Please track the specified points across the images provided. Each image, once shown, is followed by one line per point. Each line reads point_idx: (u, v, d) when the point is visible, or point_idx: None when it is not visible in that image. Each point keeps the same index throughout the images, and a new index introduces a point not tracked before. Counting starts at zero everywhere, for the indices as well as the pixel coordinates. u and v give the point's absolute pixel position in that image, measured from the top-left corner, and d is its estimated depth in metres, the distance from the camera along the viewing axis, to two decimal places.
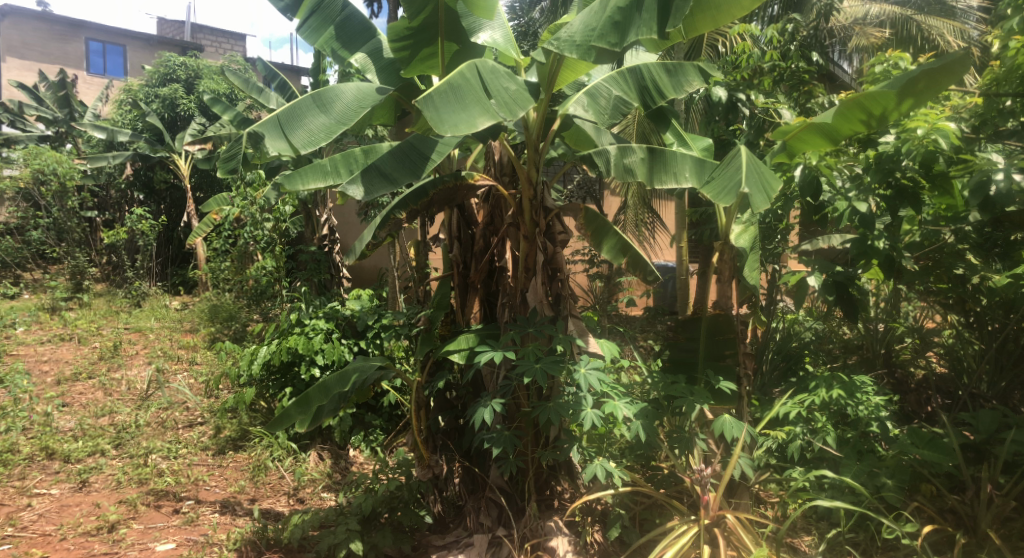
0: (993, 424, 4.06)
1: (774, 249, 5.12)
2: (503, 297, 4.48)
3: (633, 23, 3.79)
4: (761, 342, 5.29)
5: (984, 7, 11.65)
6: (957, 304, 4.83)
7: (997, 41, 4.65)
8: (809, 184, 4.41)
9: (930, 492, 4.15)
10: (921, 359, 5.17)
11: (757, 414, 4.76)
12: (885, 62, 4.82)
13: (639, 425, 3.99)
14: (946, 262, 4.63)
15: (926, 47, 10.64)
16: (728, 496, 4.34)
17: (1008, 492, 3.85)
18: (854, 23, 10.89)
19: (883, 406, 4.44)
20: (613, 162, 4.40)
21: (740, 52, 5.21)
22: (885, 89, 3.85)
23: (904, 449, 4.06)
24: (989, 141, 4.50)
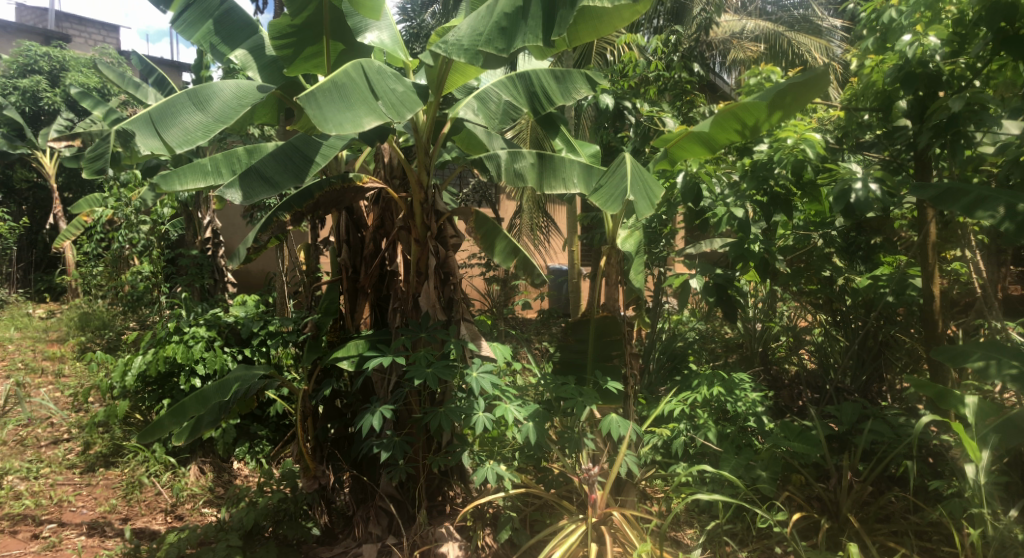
0: (854, 416, 4.37)
1: (660, 253, 5.31)
2: (395, 302, 4.41)
3: (519, 29, 3.82)
4: (648, 342, 5.46)
5: (847, 27, 12.70)
6: (827, 304, 5.25)
7: (855, 59, 5.03)
8: (691, 190, 4.59)
9: (801, 482, 4.39)
10: (794, 356, 5.49)
11: (644, 412, 4.91)
12: (758, 75, 5.11)
13: (529, 427, 4.03)
14: (816, 264, 5.01)
15: (797, 63, 11.49)
16: (615, 494, 4.44)
17: (866, 479, 4.12)
18: (732, 37, 11.55)
19: (759, 401, 4.68)
20: (504, 166, 4.42)
21: (627, 61, 5.33)
22: (755, 100, 4.05)
23: (777, 442, 4.30)
24: (850, 152, 4.84)
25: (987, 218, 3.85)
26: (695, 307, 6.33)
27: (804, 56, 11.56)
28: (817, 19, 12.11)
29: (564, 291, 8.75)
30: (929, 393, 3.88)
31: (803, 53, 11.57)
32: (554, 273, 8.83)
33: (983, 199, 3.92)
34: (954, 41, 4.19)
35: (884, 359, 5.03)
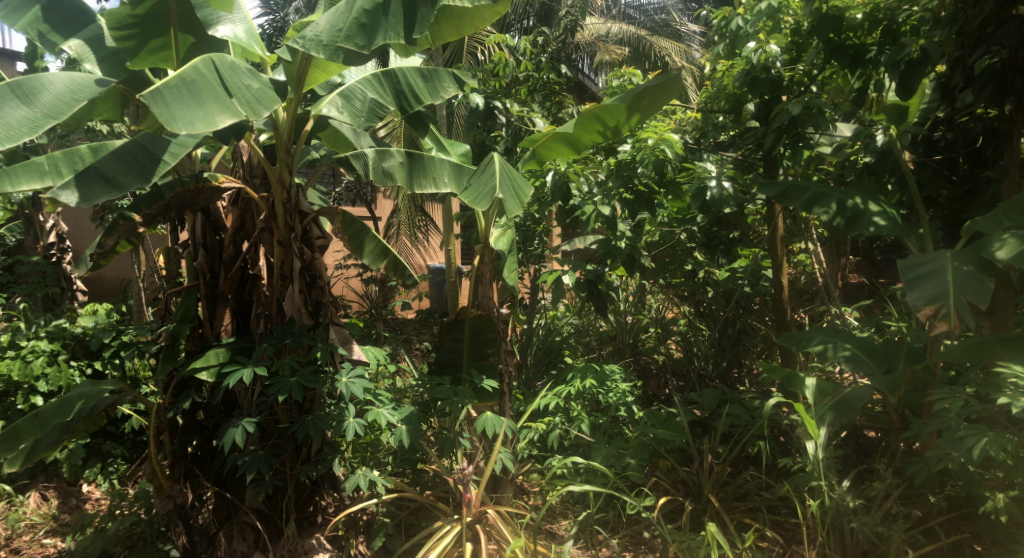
0: (714, 402, 4.63)
1: (535, 251, 5.40)
2: (258, 307, 4.25)
3: (380, 27, 3.74)
4: (524, 338, 5.51)
5: (704, 34, 13.53)
6: (691, 296, 5.60)
7: (708, 64, 5.34)
8: (560, 189, 4.74)
9: (667, 467, 4.58)
10: (662, 347, 5.71)
11: (521, 408, 4.89)
12: (621, 77, 5.32)
13: (402, 430, 3.97)
14: (679, 259, 5.25)
15: (658, 65, 12.16)
16: (491, 491, 4.46)
17: (725, 460, 4.36)
18: (597, 39, 11.94)
19: (629, 391, 4.85)
20: (371, 165, 4.31)
21: (497, 61, 5.27)
22: (616, 102, 4.17)
23: (644, 429, 4.47)
24: (708, 151, 5.15)
25: (822, 214, 4.16)
26: (569, 303, 6.48)
27: (664, 60, 12.35)
28: (676, 24, 12.89)
29: (442, 290, 8.70)
30: (778, 377, 4.17)
31: (663, 56, 12.27)
32: (432, 272, 8.77)
33: (818, 196, 4.22)
34: (793, 49, 4.60)
35: (742, 346, 5.30)
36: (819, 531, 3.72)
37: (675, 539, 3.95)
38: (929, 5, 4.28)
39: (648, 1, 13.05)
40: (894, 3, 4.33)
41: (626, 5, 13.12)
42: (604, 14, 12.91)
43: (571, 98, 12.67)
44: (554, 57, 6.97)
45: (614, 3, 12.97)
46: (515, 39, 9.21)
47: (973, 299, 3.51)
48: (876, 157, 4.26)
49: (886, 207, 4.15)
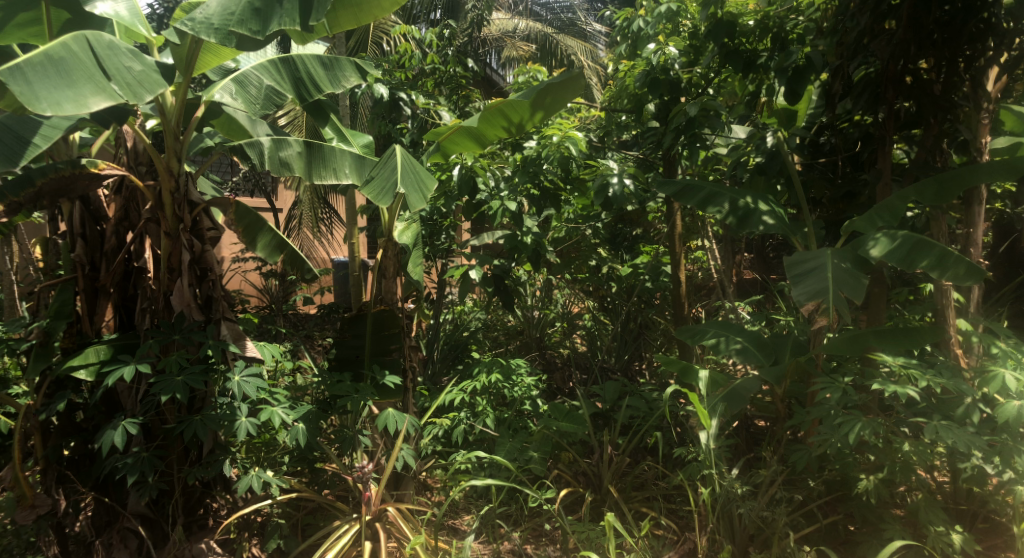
0: (614, 394, 4.75)
1: (442, 246, 5.32)
2: (144, 302, 4.00)
3: (275, 12, 3.58)
4: (430, 332, 5.37)
5: (610, 35, 13.85)
6: (596, 291, 5.72)
7: (611, 64, 5.45)
8: (467, 184, 4.68)
9: (569, 459, 4.64)
10: (567, 341, 5.77)
11: (424, 404, 4.82)
12: (526, 74, 5.37)
13: (299, 429, 3.83)
14: (583, 255, 5.46)
15: (564, 63, 12.34)
16: (392, 488, 4.39)
17: (624, 451, 4.46)
18: (505, 35, 11.98)
19: (534, 385, 4.89)
20: (267, 154, 4.14)
21: (402, 53, 5.19)
22: (519, 98, 4.17)
23: (547, 423, 4.52)
24: (612, 150, 5.29)
25: (715, 213, 4.32)
26: (475, 299, 6.43)
27: (571, 58, 12.55)
28: (583, 24, 13.19)
29: (347, 286, 8.48)
30: (674, 369, 4.31)
31: (570, 55, 12.45)
32: (337, 266, 8.55)
33: (712, 195, 4.37)
34: (691, 52, 4.77)
35: (643, 340, 5.44)
36: (710, 518, 3.86)
37: (575, 530, 4.00)
38: (813, 15, 4.53)
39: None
40: (782, 12, 4.56)
41: (533, 2, 13.26)
42: (511, 10, 12.96)
43: (479, 92, 12.67)
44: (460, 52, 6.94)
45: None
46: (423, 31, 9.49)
47: (849, 294, 3.72)
48: (766, 158, 4.45)
49: (774, 207, 4.35)
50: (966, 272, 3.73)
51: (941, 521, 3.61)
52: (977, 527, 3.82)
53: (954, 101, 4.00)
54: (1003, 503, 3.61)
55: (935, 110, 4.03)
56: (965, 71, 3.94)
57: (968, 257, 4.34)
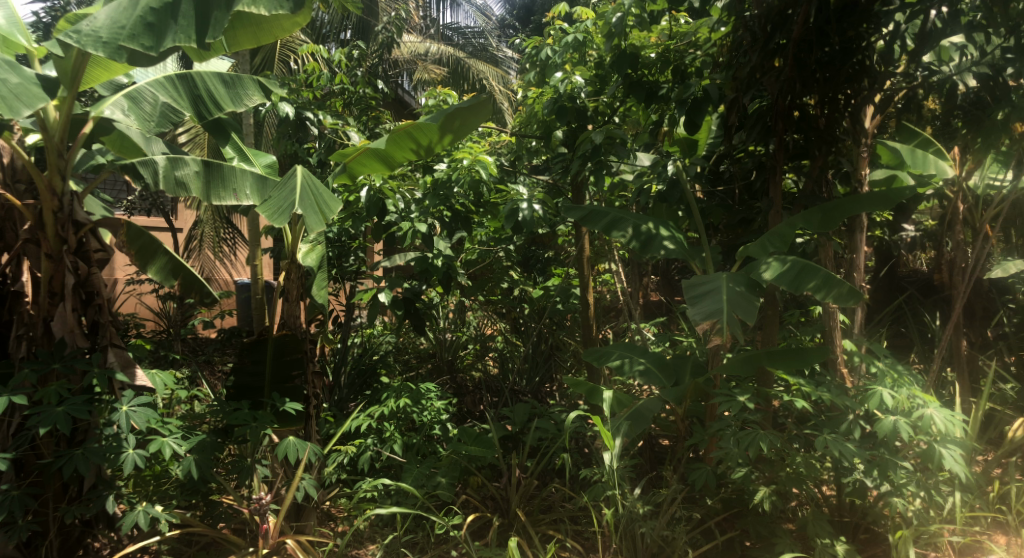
0: (524, 416, 4.77)
1: (351, 268, 5.22)
2: (21, 328, 3.73)
3: (169, 28, 3.45)
4: (337, 356, 5.22)
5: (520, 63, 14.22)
6: (508, 313, 5.74)
7: (521, 90, 5.54)
8: (375, 205, 4.58)
9: (477, 483, 4.60)
10: (480, 363, 5.66)
11: (329, 430, 4.69)
12: (436, 97, 5.35)
13: (191, 460, 3.66)
14: (496, 277, 5.45)
15: (475, 87, 12.53)
16: (293, 518, 4.24)
17: (531, 474, 4.47)
18: (416, 57, 12.08)
19: (445, 409, 4.84)
20: (162, 174, 3.97)
21: (310, 72, 5.13)
22: (427, 122, 4.18)
23: (456, 448, 4.47)
24: (523, 175, 5.34)
25: (620, 238, 4.42)
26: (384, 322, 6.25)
27: (482, 82, 12.76)
28: (495, 51, 13.54)
29: (251, 308, 8.16)
30: (581, 391, 4.37)
31: (481, 79, 12.68)
32: (241, 288, 8.24)
33: (617, 220, 4.48)
34: (595, 82, 4.89)
35: (553, 361, 5.48)
36: (613, 539, 3.91)
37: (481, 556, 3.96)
38: (710, 50, 4.74)
39: (467, 24, 13.53)
40: (681, 46, 4.76)
41: (445, 25, 13.48)
42: (423, 32, 13.02)
43: (392, 112, 12.66)
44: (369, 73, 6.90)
45: (432, 22, 13.09)
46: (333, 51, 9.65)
47: (743, 316, 3.88)
48: (666, 186, 4.61)
49: (674, 232, 4.50)
50: (849, 292, 3.97)
51: (826, 534, 3.79)
52: (859, 538, 4.03)
53: (837, 135, 4.24)
54: (882, 514, 3.83)
55: (820, 143, 4.24)
56: (845, 108, 4.18)
57: (851, 281, 4.62)
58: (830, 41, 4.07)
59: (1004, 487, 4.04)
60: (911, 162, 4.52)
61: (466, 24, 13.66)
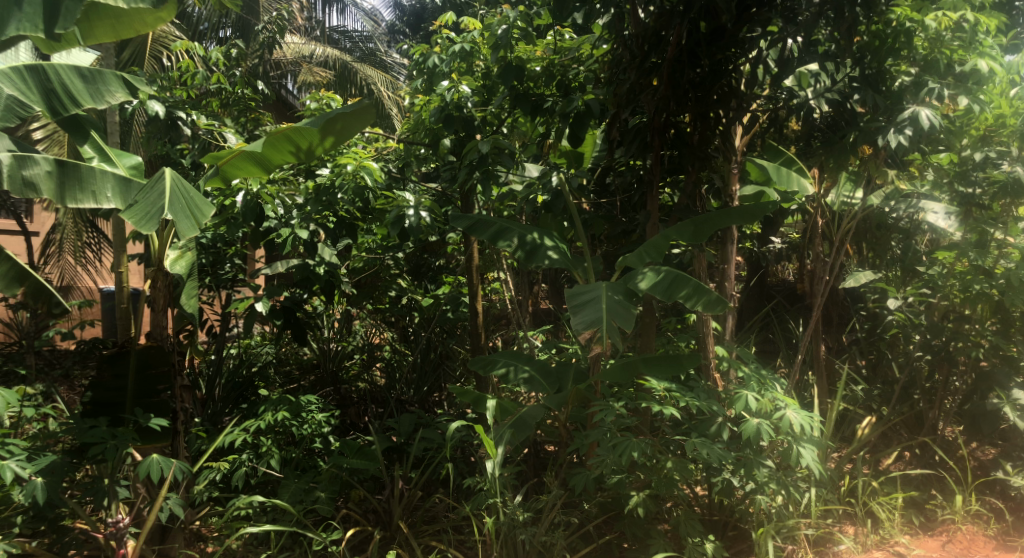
0: (409, 427, 4.71)
1: (227, 275, 4.99)
2: None
3: (12, 16, 3.19)
4: (212, 368, 4.97)
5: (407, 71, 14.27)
6: (397, 322, 5.66)
7: (408, 96, 5.51)
8: (253, 210, 4.37)
9: (359, 497, 4.48)
10: (366, 374, 5.48)
11: (200, 447, 4.44)
12: (319, 101, 5.22)
13: (36, 485, 3.35)
14: (382, 286, 5.34)
15: (362, 92, 12.37)
16: (156, 542, 3.97)
17: (415, 485, 4.40)
18: (301, 60, 11.89)
19: (327, 421, 4.70)
20: (6, 173, 3.70)
21: (184, 69, 4.87)
22: (307, 126, 4.05)
23: (337, 461, 4.35)
24: (411, 182, 5.30)
25: (506, 247, 4.43)
26: (262, 331, 5.93)
27: (370, 87, 12.61)
28: (383, 56, 13.62)
29: (116, 317, 7.63)
30: (466, 400, 4.36)
31: (369, 83, 12.51)
32: (106, 296, 7.69)
33: (502, 230, 4.50)
34: (482, 91, 4.91)
35: (443, 370, 5.39)
36: (493, 547, 3.90)
37: None
38: (592, 66, 4.88)
39: (355, 28, 13.72)
40: (565, 61, 4.88)
41: (332, 28, 13.55)
42: (307, 34, 12.99)
43: (276, 115, 12.27)
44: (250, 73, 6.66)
45: (318, 24, 13.16)
46: (211, 49, 9.65)
47: (620, 324, 4.01)
48: (551, 197, 4.68)
49: (558, 242, 4.56)
50: (716, 302, 4.15)
51: (697, 533, 3.95)
52: (727, 535, 4.23)
53: (709, 152, 4.40)
54: (747, 512, 4.02)
55: (693, 159, 4.40)
56: (717, 126, 4.33)
57: (723, 291, 4.80)
58: (701, 62, 4.26)
59: (855, 481, 4.35)
60: (776, 178, 4.68)
61: (354, 28, 13.80)
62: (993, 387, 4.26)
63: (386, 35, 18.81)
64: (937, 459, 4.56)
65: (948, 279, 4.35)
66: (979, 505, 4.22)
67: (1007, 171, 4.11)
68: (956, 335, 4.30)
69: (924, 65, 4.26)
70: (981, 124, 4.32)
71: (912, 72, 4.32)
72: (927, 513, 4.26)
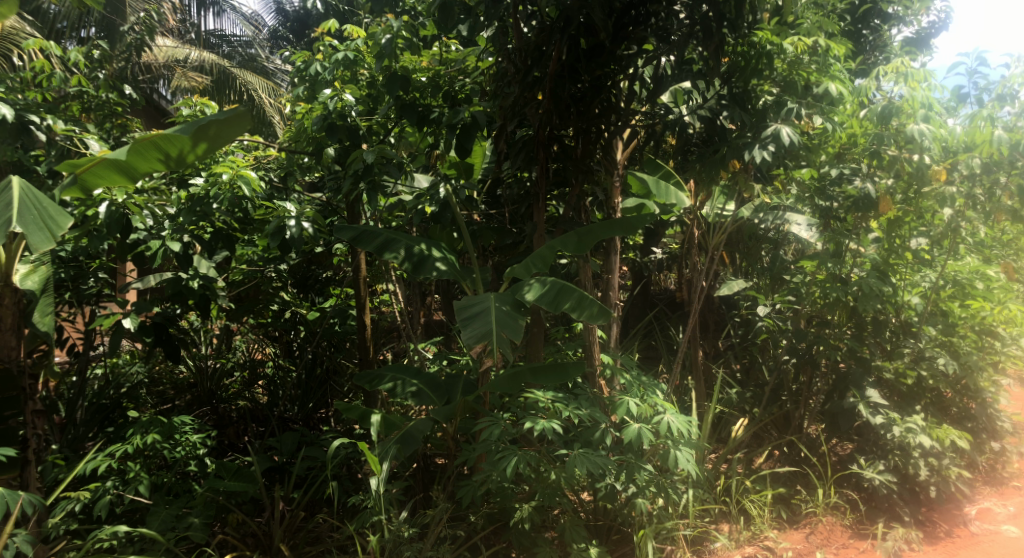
0: (292, 445, 4.58)
1: (90, 291, 4.66)
2: None
3: None
4: (73, 391, 4.62)
5: (289, 80, 14.02)
6: (280, 337, 5.51)
7: (289, 105, 5.36)
8: (117, 221, 4.09)
9: (237, 521, 4.28)
10: (247, 392, 5.29)
11: (58, 476, 4.10)
12: (192, 106, 4.98)
13: None
14: (264, 300, 5.25)
15: (242, 97, 12.01)
16: None
17: (297, 505, 4.25)
18: (175, 64, 11.40)
19: (202, 443, 4.49)
20: None
21: (38, 69, 4.52)
22: (177, 132, 3.84)
23: (213, 484, 4.14)
24: (293, 192, 5.14)
25: (392, 259, 4.34)
26: (132, 349, 5.58)
27: (250, 93, 12.21)
28: (263, 62, 13.32)
29: None
30: (353, 415, 4.26)
31: (249, 89, 12.17)
32: None
33: (388, 241, 4.41)
34: (367, 101, 4.84)
35: (329, 386, 5.30)
36: None
37: None
38: (478, 79, 4.91)
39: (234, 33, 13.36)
40: (451, 72, 4.88)
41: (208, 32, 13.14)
42: (180, 37, 12.52)
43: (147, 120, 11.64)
44: (116, 74, 6.24)
45: (193, 27, 12.72)
46: (70, 49, 9.16)
47: (509, 335, 4.01)
48: (438, 208, 4.65)
49: (446, 254, 4.52)
50: (598, 312, 4.22)
51: (582, 538, 4.01)
52: (611, 539, 4.31)
53: (591, 165, 4.52)
54: (629, 515, 4.12)
55: (576, 172, 4.51)
56: (598, 140, 4.44)
57: (607, 301, 4.95)
58: (581, 78, 4.36)
59: (729, 480, 4.55)
60: (655, 191, 4.75)
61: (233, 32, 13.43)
62: (850, 386, 4.56)
63: (270, 39, 18.23)
64: (802, 456, 4.86)
65: (809, 287, 4.66)
66: (838, 498, 4.51)
67: (858, 187, 4.44)
68: (818, 339, 4.59)
69: (784, 85, 4.57)
70: (836, 142, 4.68)
71: (774, 91, 4.61)
72: (793, 508, 4.52)
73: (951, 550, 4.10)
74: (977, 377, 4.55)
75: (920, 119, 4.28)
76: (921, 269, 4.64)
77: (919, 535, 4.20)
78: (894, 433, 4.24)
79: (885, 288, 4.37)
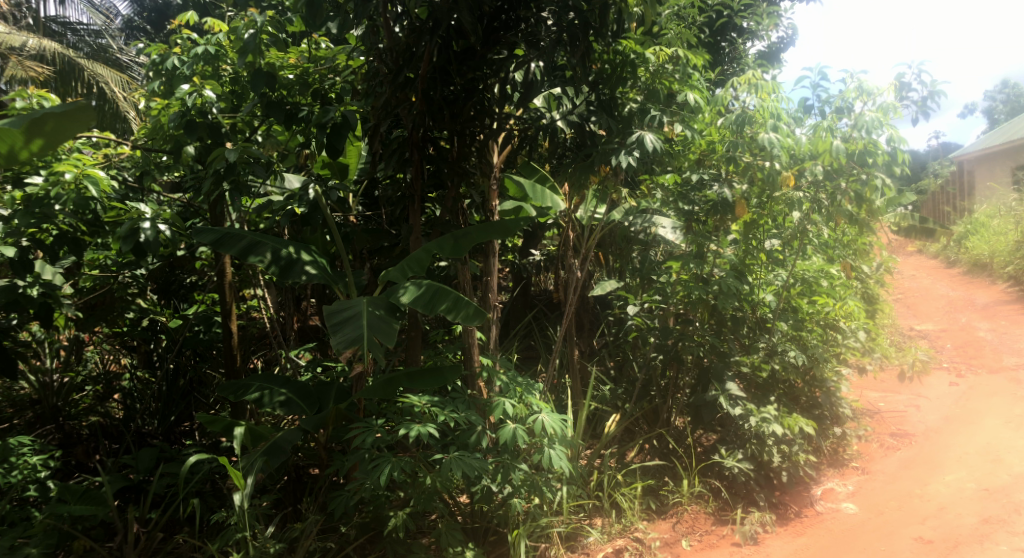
0: (149, 462, 4.30)
1: None
2: None
3: None
4: None
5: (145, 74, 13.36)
6: (138, 346, 5.16)
7: (144, 100, 5.04)
8: None
9: (83, 548, 3.95)
10: (100, 407, 4.95)
11: None
12: (27, 99, 4.57)
13: None
14: (118, 306, 4.86)
15: (89, 90, 11.26)
16: None
17: (153, 527, 3.98)
18: (11, 51, 10.49)
19: (44, 465, 4.13)
20: None
21: None
22: (6, 125, 3.51)
23: (54, 509, 3.79)
24: (150, 192, 4.83)
25: (256, 262, 4.13)
26: None
27: (99, 86, 11.55)
28: (114, 53, 12.64)
29: None
30: (215, 428, 4.04)
31: (98, 80, 11.49)
32: None
33: (253, 244, 4.20)
34: (230, 97, 4.63)
35: (193, 398, 5.07)
36: None
37: None
38: (348, 78, 4.79)
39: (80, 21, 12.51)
40: (320, 70, 4.76)
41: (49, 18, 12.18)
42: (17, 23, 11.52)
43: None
44: None
45: (32, 12, 11.79)
46: None
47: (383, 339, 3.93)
48: (307, 210, 4.50)
49: (316, 257, 4.36)
50: (474, 314, 4.22)
51: (458, 541, 3.98)
52: (488, 541, 4.30)
53: (466, 168, 4.50)
54: (505, 515, 4.15)
55: (452, 174, 4.46)
56: (472, 144, 4.45)
57: (486, 303, 4.94)
58: (454, 81, 4.31)
59: (601, 475, 4.68)
60: (532, 195, 4.74)
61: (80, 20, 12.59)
62: (712, 381, 4.82)
63: (126, 30, 17.10)
64: (669, 449, 5.08)
65: (675, 287, 4.89)
66: (702, 487, 4.75)
67: (717, 192, 4.69)
68: (682, 336, 4.84)
69: (647, 93, 4.75)
70: (697, 149, 4.97)
71: (639, 99, 4.80)
72: (661, 499, 4.72)
73: (800, 529, 4.40)
74: (823, 368, 4.93)
75: (769, 127, 4.57)
76: (774, 268, 4.98)
77: (772, 517, 4.49)
78: (751, 422, 4.52)
79: (742, 287, 4.67)
